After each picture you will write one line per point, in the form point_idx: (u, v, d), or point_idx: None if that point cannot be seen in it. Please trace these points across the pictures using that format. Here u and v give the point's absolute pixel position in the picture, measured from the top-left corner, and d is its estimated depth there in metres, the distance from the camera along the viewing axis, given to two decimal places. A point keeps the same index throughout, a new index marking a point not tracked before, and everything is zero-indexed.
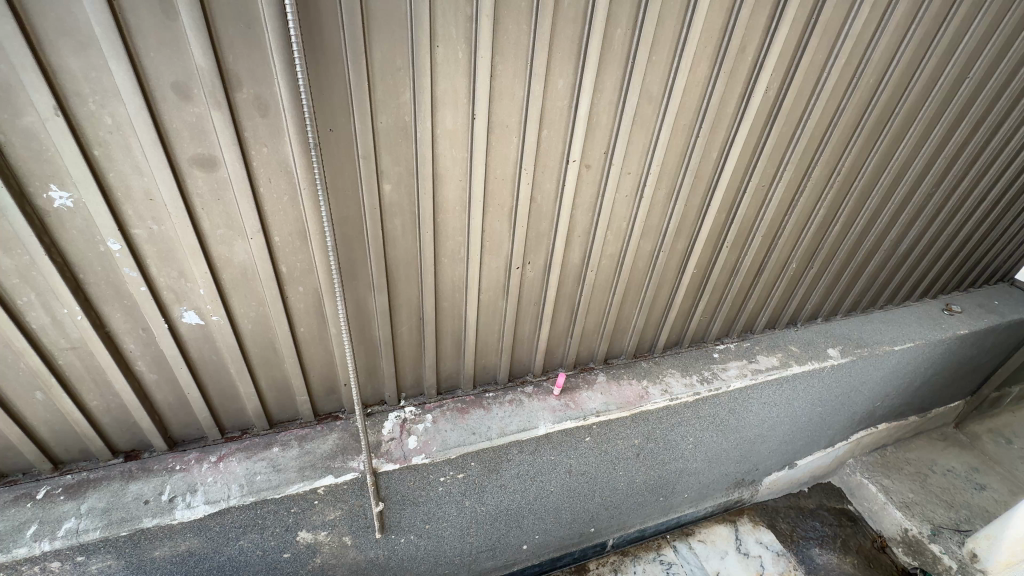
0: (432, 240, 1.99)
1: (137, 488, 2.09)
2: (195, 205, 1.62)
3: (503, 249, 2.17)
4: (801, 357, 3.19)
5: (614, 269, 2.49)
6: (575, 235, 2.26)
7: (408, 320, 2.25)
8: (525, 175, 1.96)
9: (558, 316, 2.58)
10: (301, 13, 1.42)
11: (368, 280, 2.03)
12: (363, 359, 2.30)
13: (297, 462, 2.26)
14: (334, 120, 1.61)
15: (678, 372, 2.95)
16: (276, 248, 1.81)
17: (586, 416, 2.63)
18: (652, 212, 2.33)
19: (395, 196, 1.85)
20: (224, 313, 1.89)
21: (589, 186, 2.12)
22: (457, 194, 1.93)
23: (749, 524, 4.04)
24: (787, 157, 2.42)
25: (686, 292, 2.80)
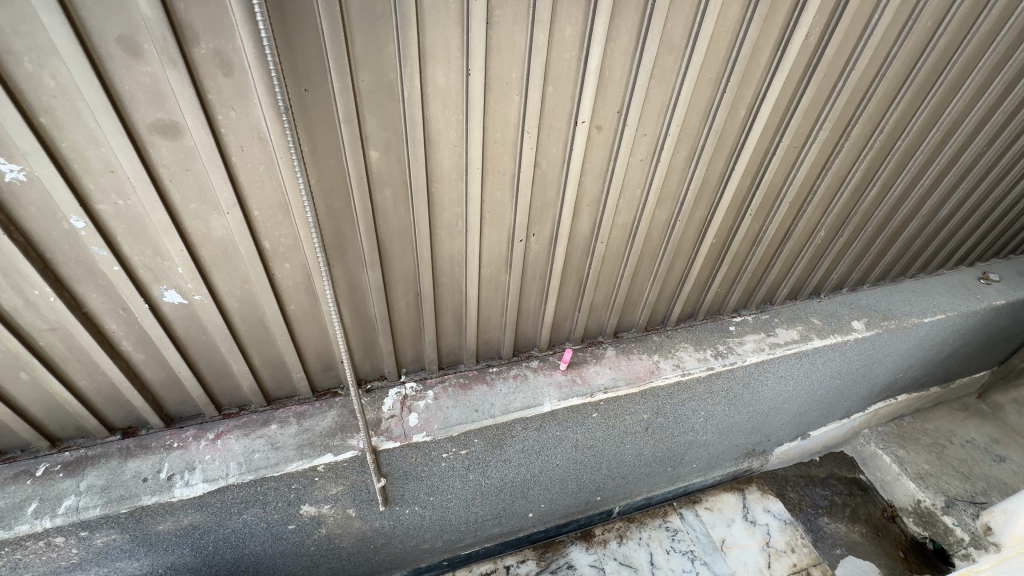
0: (426, 213, 1.83)
1: (136, 466, 2.07)
2: (162, 177, 1.47)
3: (505, 220, 2.00)
4: (822, 331, 3.02)
5: (627, 239, 2.31)
6: (584, 203, 2.07)
7: (406, 296, 2.13)
8: (528, 138, 1.75)
9: (565, 290, 2.43)
10: None
11: (360, 256, 1.89)
12: (359, 336, 2.20)
13: (296, 440, 2.21)
14: (309, 80, 1.42)
15: (692, 347, 2.82)
16: (256, 223, 1.67)
17: (593, 392, 2.53)
18: (671, 176, 2.12)
19: (384, 165, 1.67)
20: (208, 292, 1.78)
21: (600, 149, 1.91)
22: (453, 161, 1.75)
23: (757, 493, 4.00)
24: (825, 112, 2.15)
25: (704, 262, 2.61)
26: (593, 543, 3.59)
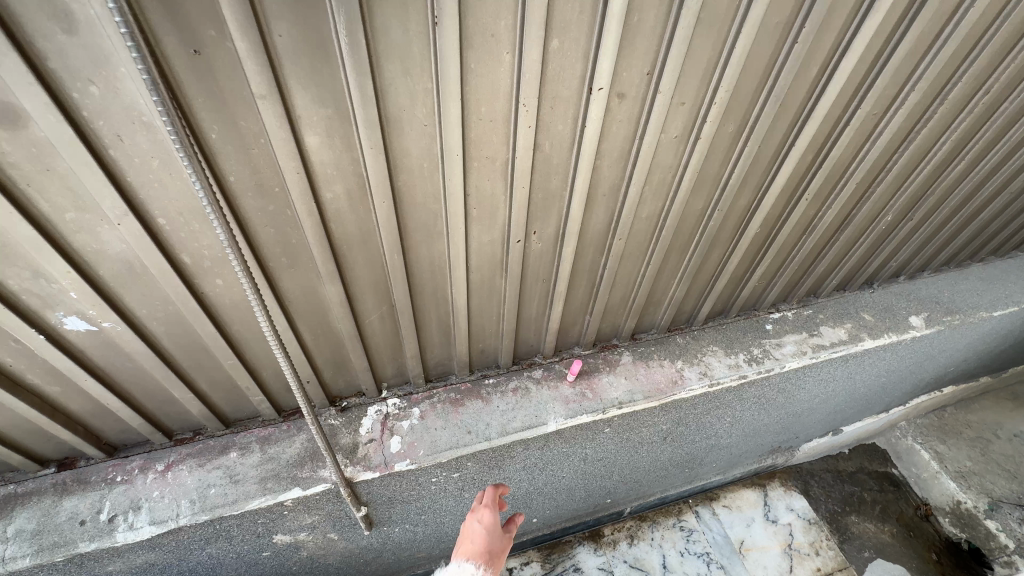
0: (392, 213, 1.40)
1: (72, 505, 1.78)
2: (16, 180, 1.07)
3: (497, 217, 1.57)
4: (875, 329, 2.59)
5: (652, 234, 1.86)
6: (600, 192, 1.62)
7: (378, 309, 1.73)
8: (526, 112, 1.29)
9: (574, 293, 2.01)
10: None
11: (312, 266, 1.49)
12: (326, 353, 1.83)
13: (258, 472, 1.90)
14: (198, 36, 0.97)
15: (721, 351, 2.41)
16: (166, 234, 1.27)
17: (606, 409, 2.17)
18: (713, 155, 1.64)
19: (328, 154, 1.23)
20: (120, 318, 1.41)
21: (623, 123, 1.44)
22: (425, 146, 1.30)
23: (780, 489, 3.71)
24: (923, 67, 1.63)
25: (743, 255, 2.16)
26: (602, 544, 3.35)
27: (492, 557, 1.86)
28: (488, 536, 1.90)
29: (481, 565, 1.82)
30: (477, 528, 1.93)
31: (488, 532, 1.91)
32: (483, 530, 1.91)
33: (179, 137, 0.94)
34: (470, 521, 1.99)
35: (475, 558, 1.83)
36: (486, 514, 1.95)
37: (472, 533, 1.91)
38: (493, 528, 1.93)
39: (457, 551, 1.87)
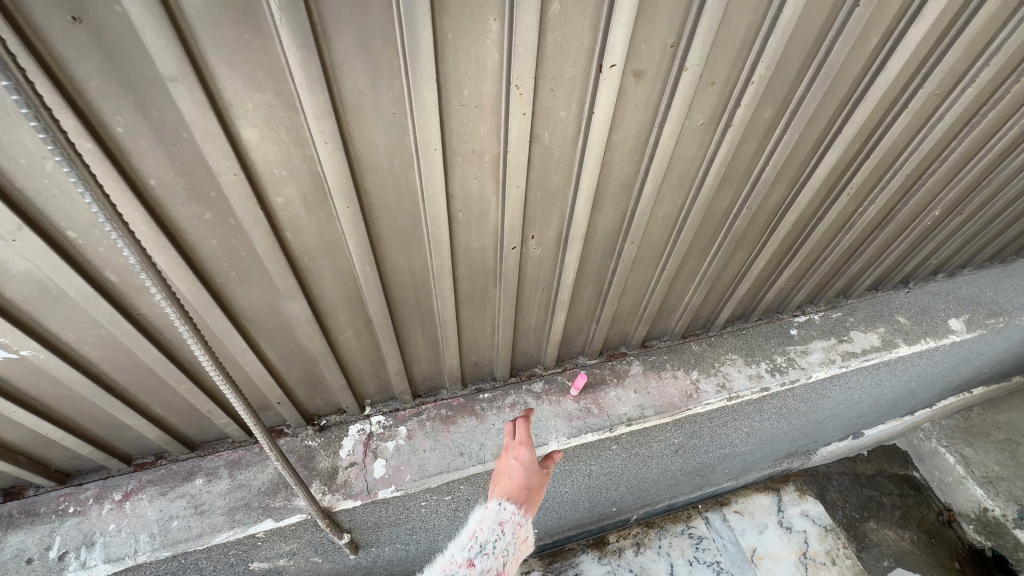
0: (359, 220, 1.16)
1: (18, 541, 1.60)
2: None
3: (488, 221, 1.32)
4: (911, 334, 2.35)
5: (669, 236, 1.61)
6: (610, 191, 1.37)
7: (353, 325, 1.51)
8: (519, 96, 1.04)
9: (578, 302, 1.78)
10: None
11: (268, 282, 1.26)
12: (297, 373, 1.62)
13: (226, 501, 1.72)
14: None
15: (741, 360, 2.18)
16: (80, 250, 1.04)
17: (614, 426, 1.95)
18: (746, 145, 1.38)
19: (272, 150, 0.99)
20: (42, 345, 1.19)
21: (640, 108, 1.18)
22: (395, 139, 1.05)
23: (795, 494, 3.51)
24: (1003, 38, 1.35)
25: (771, 257, 1.91)
26: (607, 552, 3.17)
27: (533, 496, 1.52)
28: (527, 471, 1.57)
29: (520, 503, 1.49)
30: (513, 464, 1.60)
31: (527, 467, 1.58)
32: (521, 465, 1.58)
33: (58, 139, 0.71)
34: (505, 457, 1.66)
35: (513, 495, 1.50)
36: (522, 449, 1.61)
37: (508, 470, 1.58)
38: (533, 464, 1.60)
39: (492, 492, 1.54)
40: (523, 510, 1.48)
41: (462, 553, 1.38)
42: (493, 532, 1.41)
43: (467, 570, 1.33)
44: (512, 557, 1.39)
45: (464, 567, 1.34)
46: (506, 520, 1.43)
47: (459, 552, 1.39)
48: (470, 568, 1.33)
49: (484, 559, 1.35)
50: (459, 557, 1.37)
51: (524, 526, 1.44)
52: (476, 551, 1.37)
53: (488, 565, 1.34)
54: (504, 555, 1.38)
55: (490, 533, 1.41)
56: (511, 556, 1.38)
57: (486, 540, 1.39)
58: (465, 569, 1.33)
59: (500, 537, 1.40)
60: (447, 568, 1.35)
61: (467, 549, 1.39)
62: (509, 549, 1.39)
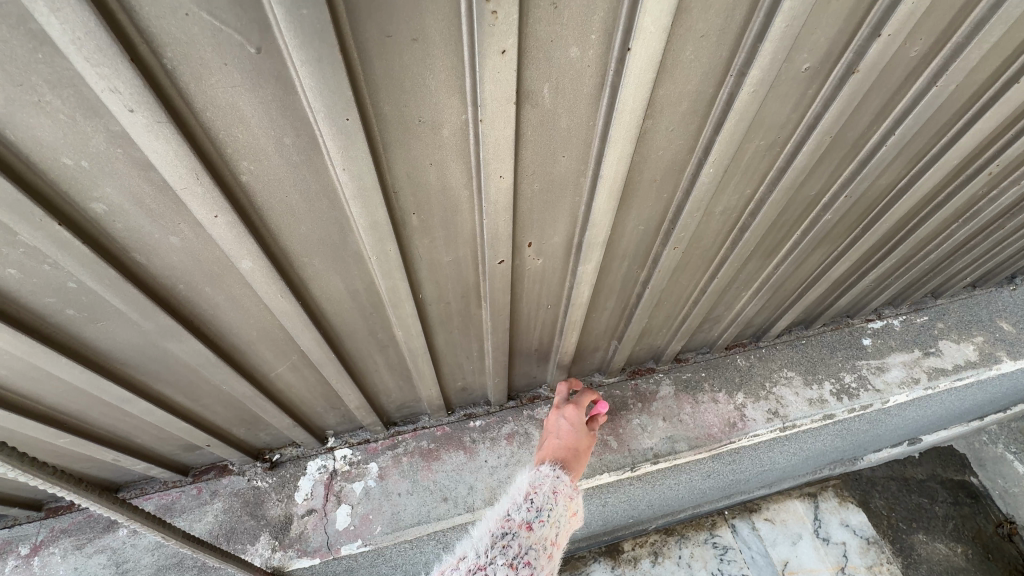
0: (243, 236, 0.72)
1: None
2: None
3: (459, 225, 0.88)
4: (1017, 346, 1.85)
5: (725, 236, 1.14)
6: (646, 177, 0.89)
7: (285, 360, 1.10)
8: (494, 17, 0.56)
9: (594, 318, 1.33)
10: None
11: (132, 320, 0.85)
12: (224, 413, 1.24)
13: (154, 559, 1.40)
14: None
15: (799, 380, 1.74)
16: None
17: (636, 466, 1.55)
18: (867, 102, 0.87)
19: (51, 124, 0.55)
20: None
21: (708, 43, 0.70)
22: (277, 102, 0.59)
23: (834, 500, 2.98)
24: None
25: (858, 257, 1.41)
26: (620, 563, 2.76)
27: (583, 462, 1.21)
28: (576, 432, 1.27)
29: (570, 468, 1.16)
30: (559, 424, 1.32)
31: (576, 428, 1.29)
32: (569, 424, 1.30)
33: None
34: (546, 420, 1.37)
35: (563, 458, 1.18)
36: (571, 407, 1.35)
37: (555, 430, 1.28)
38: (582, 425, 1.31)
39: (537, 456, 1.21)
40: (573, 476, 1.15)
41: (515, 512, 1.00)
42: (548, 497, 1.04)
43: (528, 535, 0.95)
44: (565, 533, 1.02)
45: (523, 530, 0.96)
46: (561, 488, 1.07)
47: (511, 512, 1.00)
48: (531, 532, 0.95)
49: (545, 525, 0.97)
50: (516, 515, 0.98)
51: (577, 498, 1.09)
52: (535, 514, 0.99)
53: (549, 534, 0.97)
54: (561, 526, 1.01)
55: (544, 496, 1.04)
56: (565, 530, 1.02)
57: (544, 504, 1.01)
58: (525, 532, 0.95)
59: (556, 505, 1.03)
60: (502, 527, 0.97)
61: (524, 509, 1.00)
62: (564, 523, 1.03)
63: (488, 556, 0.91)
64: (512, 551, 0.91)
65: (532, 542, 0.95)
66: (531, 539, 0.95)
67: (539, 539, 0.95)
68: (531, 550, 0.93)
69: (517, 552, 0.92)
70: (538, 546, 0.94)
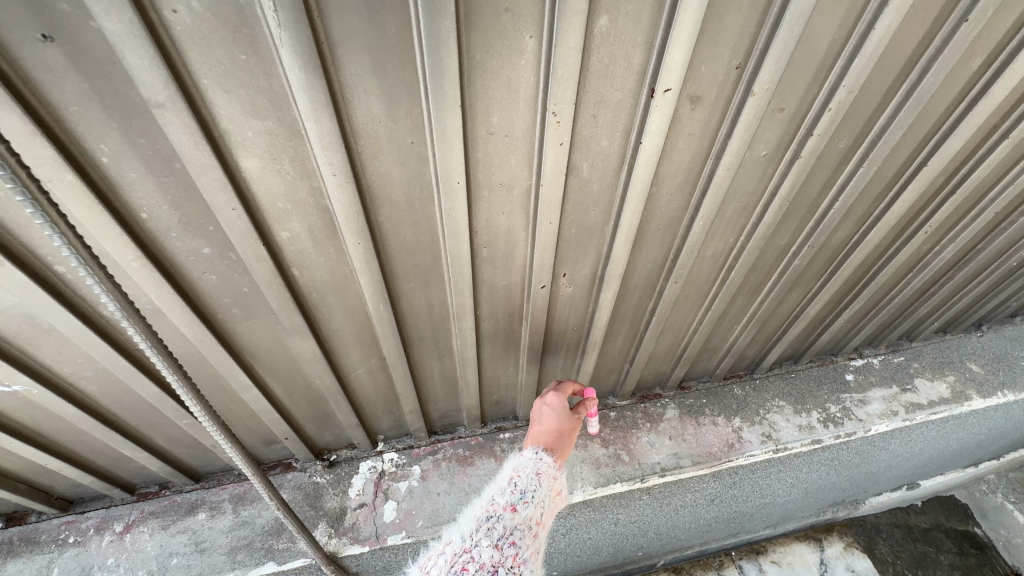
0: (371, 260, 1.04)
1: (16, 571, 1.54)
2: None
3: (515, 258, 1.19)
4: (985, 385, 2.08)
5: (716, 274, 1.44)
6: (653, 227, 1.21)
7: (365, 361, 1.39)
8: (557, 123, 0.90)
9: (610, 342, 1.61)
10: None
11: (272, 319, 1.16)
12: (306, 409, 1.52)
13: (228, 540, 1.62)
14: (45, 10, 0.62)
15: (790, 409, 1.97)
16: (69, 285, 0.95)
17: (646, 477, 1.77)
18: (811, 179, 1.20)
19: (278, 183, 0.88)
20: (34, 379, 1.12)
21: (695, 137, 1.03)
22: (414, 172, 0.93)
23: (839, 546, 3.08)
24: None
25: (830, 298, 1.69)
26: None
27: (568, 444, 1.35)
28: (558, 418, 1.40)
29: (553, 452, 1.32)
30: (543, 411, 1.43)
31: (559, 414, 1.41)
32: (552, 412, 1.41)
33: (12, 172, 0.58)
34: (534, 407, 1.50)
35: (546, 443, 1.33)
36: (552, 395, 1.45)
37: (539, 416, 1.42)
38: (565, 411, 1.43)
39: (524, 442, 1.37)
40: (557, 459, 1.31)
41: (500, 496, 1.17)
42: (530, 481, 1.22)
43: (512, 515, 1.11)
44: (549, 511, 1.19)
45: (509, 511, 1.12)
46: (543, 471, 1.25)
47: (497, 497, 1.17)
48: (516, 513, 1.11)
49: (528, 505, 1.15)
50: (501, 499, 1.15)
51: (559, 479, 1.27)
52: (519, 496, 1.16)
53: (532, 514, 1.14)
54: (544, 506, 1.18)
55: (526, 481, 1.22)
56: (549, 509, 1.19)
57: (527, 487, 1.19)
58: (510, 514, 1.11)
59: (538, 487, 1.21)
60: (488, 511, 1.13)
61: (508, 493, 1.17)
62: (548, 502, 1.20)
63: (474, 538, 1.06)
64: (497, 532, 1.07)
65: (516, 522, 1.10)
66: (515, 519, 1.11)
67: (523, 519, 1.11)
68: (516, 530, 1.09)
69: (501, 532, 1.07)
70: (522, 525, 1.10)
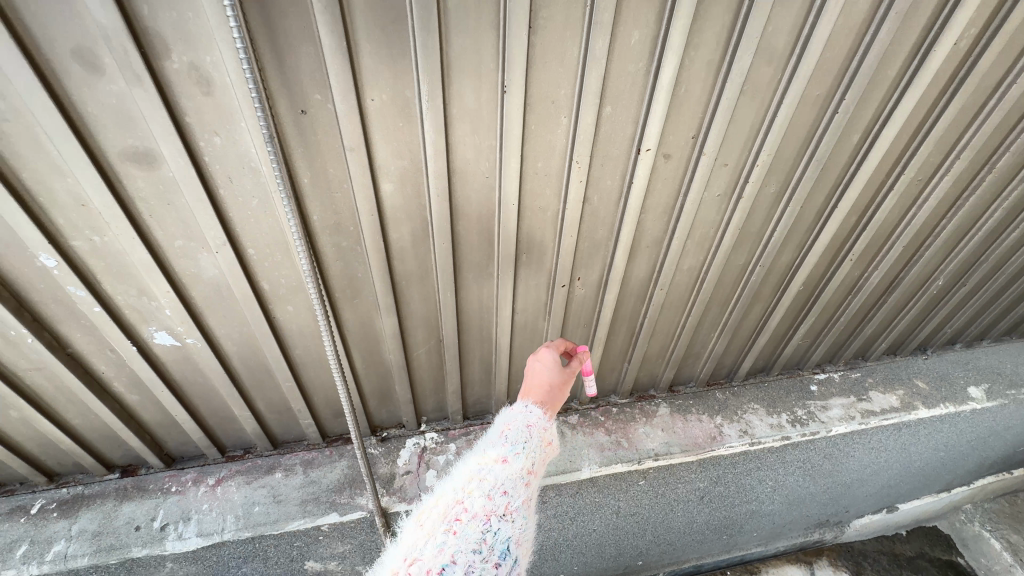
0: (448, 255, 1.52)
1: (129, 511, 1.90)
2: (141, 212, 1.25)
3: (545, 263, 1.67)
4: (929, 398, 2.47)
5: (692, 285, 1.90)
6: (643, 244, 1.70)
7: (426, 341, 1.83)
8: (579, 168, 1.41)
9: (613, 340, 2.04)
10: None
11: (371, 299, 1.62)
12: (374, 383, 1.94)
13: (300, 494, 1.98)
14: (305, 99, 1.15)
15: (763, 410, 2.36)
16: (252, 263, 1.43)
17: (642, 460, 2.14)
18: (754, 214, 1.70)
19: (400, 200, 1.38)
20: (201, 335, 1.57)
21: (669, 181, 1.54)
22: (485, 196, 1.43)
23: (829, 569, 3.29)
24: (971, 133, 1.64)
25: (786, 313, 2.14)
26: None
27: (558, 397, 1.53)
28: (552, 376, 1.56)
29: (544, 405, 1.49)
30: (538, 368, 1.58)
31: (553, 371, 1.57)
32: (547, 370, 1.56)
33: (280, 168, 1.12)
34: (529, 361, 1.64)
35: (537, 398, 1.49)
36: (546, 354, 1.59)
37: (534, 373, 1.57)
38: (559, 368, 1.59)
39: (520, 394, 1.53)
40: (548, 412, 1.49)
41: (492, 450, 1.32)
42: (521, 434, 1.38)
43: (504, 467, 1.27)
44: (538, 461, 1.35)
45: (501, 463, 1.28)
46: (532, 425, 1.41)
47: (490, 450, 1.33)
48: (507, 465, 1.27)
49: (519, 456, 1.30)
50: (494, 452, 1.31)
51: (548, 430, 1.44)
52: (511, 449, 1.32)
53: (523, 465, 1.29)
54: (533, 456, 1.34)
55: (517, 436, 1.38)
56: (537, 458, 1.35)
57: (518, 439, 1.35)
58: (502, 465, 1.27)
59: (528, 439, 1.37)
60: (481, 464, 1.27)
61: (500, 446, 1.33)
62: (537, 452, 1.36)
63: (467, 490, 1.20)
64: (489, 483, 1.22)
65: (507, 473, 1.25)
66: (506, 470, 1.26)
67: (514, 470, 1.27)
68: (508, 481, 1.24)
69: (493, 482, 1.22)
70: (512, 476, 1.25)
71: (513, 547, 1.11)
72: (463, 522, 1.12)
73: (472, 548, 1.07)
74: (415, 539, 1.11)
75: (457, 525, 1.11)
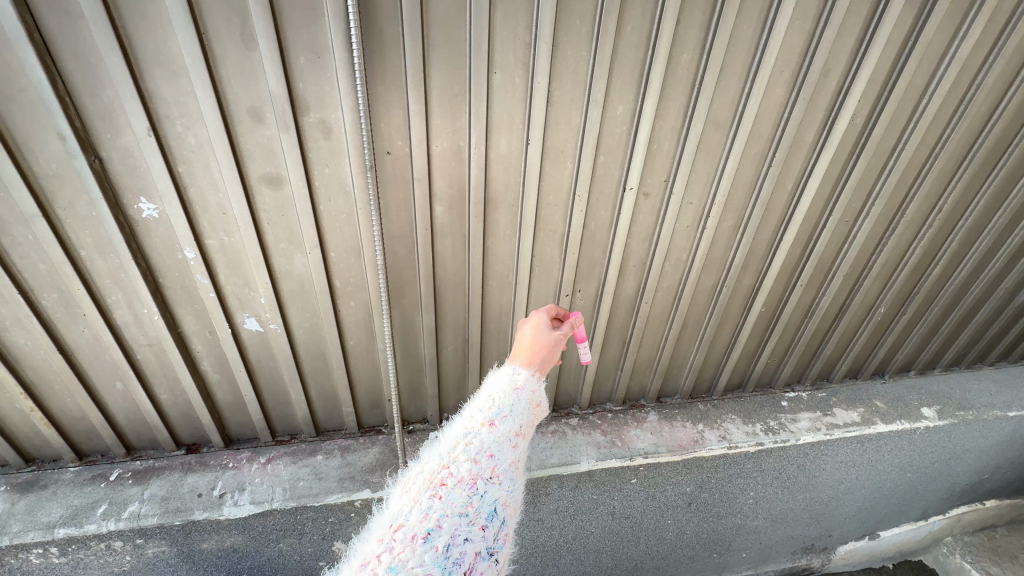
0: (479, 264, 1.97)
1: (193, 481, 2.22)
2: (262, 219, 1.72)
3: (553, 275, 2.12)
4: (886, 415, 2.82)
5: (672, 301, 2.34)
6: (630, 264, 2.16)
7: (454, 340, 2.24)
8: (579, 200, 1.89)
9: (608, 348, 2.44)
10: (368, 58, 1.50)
11: (415, 299, 2.06)
12: (408, 376, 2.32)
13: (338, 473, 2.30)
14: (391, 144, 1.66)
15: (740, 420, 2.71)
16: (331, 263, 1.88)
17: (633, 456, 2.47)
18: (717, 243, 2.17)
19: (447, 219, 1.86)
20: (281, 322, 1.99)
21: (648, 213, 2.02)
22: (509, 218, 1.91)
23: None
24: (878, 186, 2.14)
25: (753, 331, 2.56)
26: None
27: (550, 355, 1.64)
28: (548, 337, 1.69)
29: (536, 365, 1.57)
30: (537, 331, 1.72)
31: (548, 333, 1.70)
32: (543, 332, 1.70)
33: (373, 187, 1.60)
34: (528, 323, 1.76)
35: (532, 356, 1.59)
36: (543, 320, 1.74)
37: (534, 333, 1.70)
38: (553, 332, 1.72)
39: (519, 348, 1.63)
40: (534, 374, 1.52)
41: (479, 414, 1.33)
42: (507, 398, 1.38)
43: (491, 431, 1.27)
44: (526, 423, 1.36)
45: (487, 428, 1.28)
46: (520, 389, 1.43)
47: (477, 415, 1.33)
48: (494, 429, 1.28)
49: (506, 420, 1.32)
50: (481, 417, 1.31)
51: (536, 393, 1.46)
52: (497, 414, 1.32)
53: (509, 428, 1.30)
54: (520, 419, 1.35)
55: (505, 400, 1.39)
56: (525, 420, 1.37)
57: (504, 403, 1.36)
58: (489, 429, 1.28)
59: (516, 402, 1.38)
60: (467, 428, 1.28)
61: (487, 411, 1.33)
62: (524, 413, 1.37)
63: (453, 454, 1.21)
64: (475, 447, 1.23)
65: (494, 437, 1.27)
66: (493, 433, 1.27)
67: (500, 433, 1.28)
68: (494, 444, 1.25)
69: (479, 446, 1.23)
70: (499, 440, 1.26)
71: (500, 508, 1.15)
72: (449, 486, 1.14)
73: (458, 511, 1.10)
74: (402, 505, 1.12)
75: (442, 490, 1.12)
